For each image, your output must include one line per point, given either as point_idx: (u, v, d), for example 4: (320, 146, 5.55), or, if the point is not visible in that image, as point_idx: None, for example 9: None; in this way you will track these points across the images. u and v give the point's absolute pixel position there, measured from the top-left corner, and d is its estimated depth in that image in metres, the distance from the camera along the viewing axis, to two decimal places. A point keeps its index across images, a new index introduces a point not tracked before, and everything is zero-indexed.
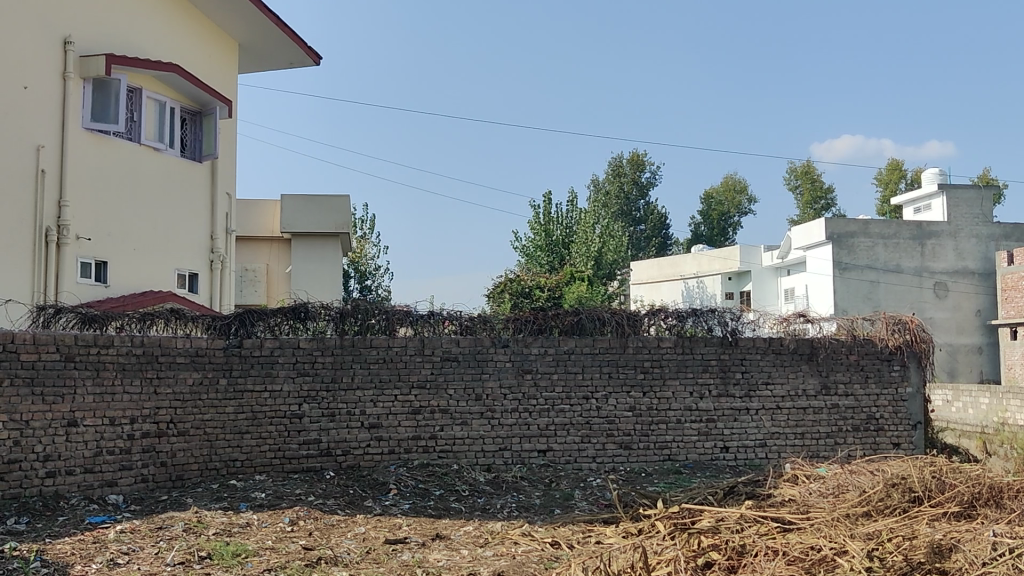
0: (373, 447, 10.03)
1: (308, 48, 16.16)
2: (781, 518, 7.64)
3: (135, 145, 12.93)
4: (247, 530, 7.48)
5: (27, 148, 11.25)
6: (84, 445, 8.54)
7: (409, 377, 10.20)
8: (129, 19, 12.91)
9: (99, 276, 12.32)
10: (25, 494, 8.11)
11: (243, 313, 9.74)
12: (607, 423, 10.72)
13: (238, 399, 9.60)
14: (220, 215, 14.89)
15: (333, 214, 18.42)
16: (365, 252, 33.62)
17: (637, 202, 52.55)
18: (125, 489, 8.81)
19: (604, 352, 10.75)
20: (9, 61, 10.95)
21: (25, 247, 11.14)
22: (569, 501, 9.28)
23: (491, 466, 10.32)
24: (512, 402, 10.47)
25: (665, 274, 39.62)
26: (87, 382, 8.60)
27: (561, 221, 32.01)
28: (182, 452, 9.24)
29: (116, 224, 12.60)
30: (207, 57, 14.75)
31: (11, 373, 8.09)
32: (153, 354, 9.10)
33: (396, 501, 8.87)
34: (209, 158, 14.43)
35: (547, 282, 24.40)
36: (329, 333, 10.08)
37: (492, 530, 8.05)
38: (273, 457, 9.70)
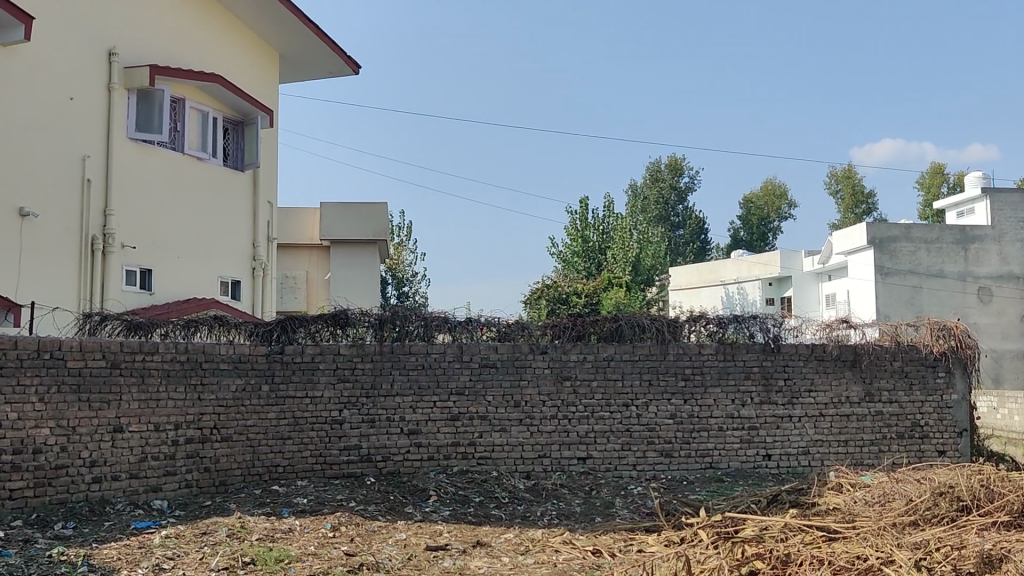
0: (413, 453, 10.05)
1: (348, 58, 16.24)
2: (826, 527, 7.54)
3: (178, 155, 13.10)
4: (290, 535, 7.53)
5: (73, 158, 11.43)
6: (129, 450, 8.66)
7: (448, 383, 10.22)
8: (171, 31, 13.09)
9: (144, 284, 12.47)
10: (72, 499, 8.23)
11: (285, 319, 9.81)
12: (648, 431, 10.64)
13: (281, 405, 9.67)
14: (262, 223, 15.02)
15: (372, 221, 18.55)
16: (403, 259, 33.78)
17: (676, 207, 52.33)
18: (169, 494, 8.90)
19: (644, 359, 10.69)
20: (56, 74, 11.18)
21: (71, 255, 11.31)
22: (610, 508, 9.24)
23: (530, 473, 10.30)
24: (551, 409, 10.44)
25: (704, 280, 39.43)
26: (133, 388, 8.72)
27: (598, 227, 32.01)
28: (226, 458, 9.31)
29: (160, 233, 12.75)
30: (248, 66, 14.90)
31: (59, 379, 8.23)
32: (198, 360, 9.20)
33: (436, 508, 8.89)
34: (251, 168, 14.56)
35: (585, 288, 24.36)
36: (369, 339, 10.13)
37: (532, 538, 8.03)
38: (315, 462, 9.75)
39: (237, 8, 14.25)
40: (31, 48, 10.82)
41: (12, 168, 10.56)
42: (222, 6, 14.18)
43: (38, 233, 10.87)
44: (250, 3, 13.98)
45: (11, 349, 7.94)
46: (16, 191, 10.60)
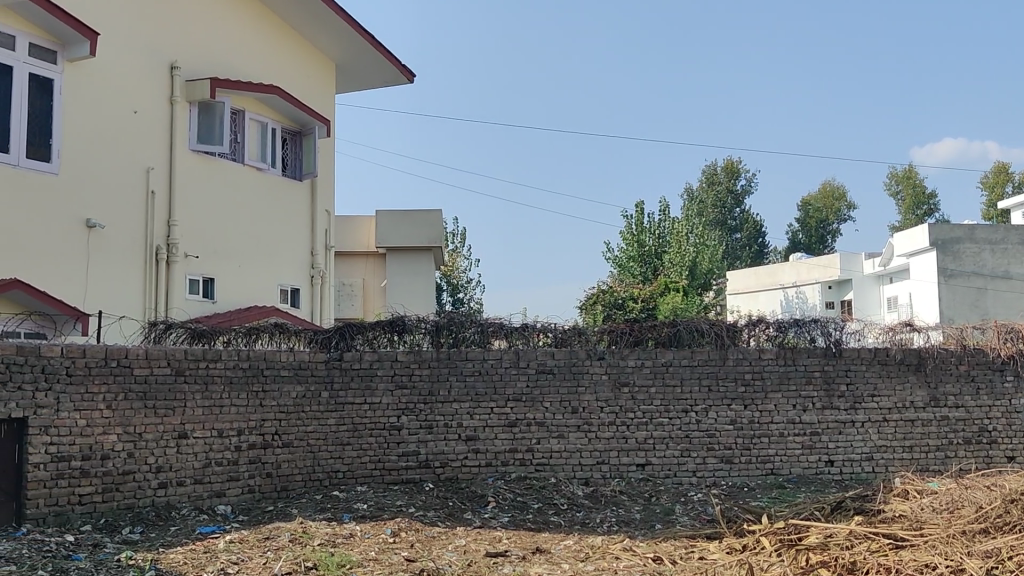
0: (470, 459, 10.08)
1: (403, 66, 16.36)
2: (893, 534, 7.38)
3: (238, 165, 13.33)
4: (351, 541, 7.59)
5: (138, 170, 11.69)
6: (193, 456, 8.81)
7: (505, 390, 10.22)
8: (230, 44, 13.34)
9: (206, 292, 12.68)
10: (139, 504, 8.39)
11: (343, 326, 9.91)
12: (708, 437, 10.53)
13: (340, 411, 9.79)
14: (320, 231, 15.19)
15: (427, 229, 18.65)
16: (458, 265, 33.85)
17: (733, 211, 51.78)
18: (233, 499, 9.05)
19: (704, 364, 10.58)
20: (120, 88, 11.45)
21: (136, 264, 11.55)
22: (671, 515, 9.17)
23: (589, 480, 10.26)
24: (610, 415, 10.39)
25: (762, 283, 38.90)
26: (197, 396, 8.89)
27: (653, 231, 31.75)
28: (287, 463, 9.45)
29: (222, 242, 12.97)
30: (305, 77, 15.11)
31: (126, 387, 8.39)
32: (259, 367, 9.36)
33: (496, 514, 8.91)
34: (309, 177, 14.74)
35: (641, 293, 24.24)
36: (425, 345, 10.19)
37: (592, 544, 8.00)
38: (374, 468, 9.85)
39: (293, 19, 14.46)
40: (97, 63, 11.12)
41: (79, 180, 10.84)
42: (279, 18, 14.40)
43: (104, 244, 11.14)
44: (305, 14, 14.17)
45: (79, 357, 8.10)
46: (84, 203, 10.88)
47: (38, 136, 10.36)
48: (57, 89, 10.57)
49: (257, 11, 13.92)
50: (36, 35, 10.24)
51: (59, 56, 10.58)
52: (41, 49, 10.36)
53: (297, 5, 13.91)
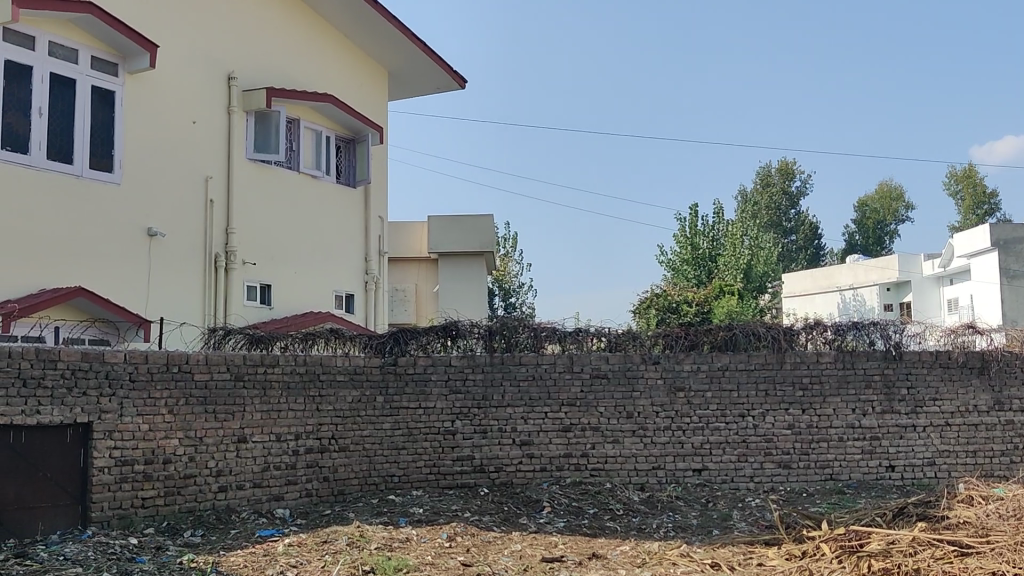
0: (525, 464, 10.08)
1: (454, 73, 16.44)
2: (958, 541, 7.24)
3: (294, 173, 13.50)
4: (407, 545, 7.63)
5: (196, 179, 11.90)
6: (253, 460, 8.94)
7: (559, 394, 10.21)
8: (285, 53, 13.53)
9: (263, 299, 12.85)
10: (200, 508, 8.53)
11: (397, 331, 10.00)
12: (765, 442, 10.40)
13: (395, 416, 9.88)
14: (374, 237, 15.29)
15: (479, 234, 18.71)
16: (509, 270, 33.85)
17: (788, 212, 51.14)
18: (291, 503, 9.17)
19: (760, 369, 10.46)
20: (179, 99, 11.68)
21: (195, 271, 11.75)
22: (728, 521, 9.07)
23: (645, 485, 10.19)
24: (665, 420, 10.31)
25: (819, 286, 38.29)
26: (255, 400, 9.02)
27: (708, 233, 31.37)
28: (344, 467, 9.56)
29: (279, 249, 13.15)
30: (358, 85, 15.26)
31: (187, 392, 8.54)
32: (316, 372, 9.48)
33: (551, 519, 8.90)
34: (363, 184, 14.87)
35: (695, 296, 24.05)
36: (479, 350, 10.21)
37: (649, 550, 7.94)
38: (429, 473, 9.91)
39: (346, 28, 14.63)
40: (157, 74, 11.36)
41: (140, 190, 11.07)
42: (332, 27, 14.58)
43: (165, 252, 11.36)
44: (357, 23, 14.33)
45: (142, 362, 8.26)
46: (145, 212, 11.11)
47: (101, 146, 10.60)
48: (118, 100, 10.81)
49: (311, 21, 14.10)
50: (98, 48, 10.50)
51: (120, 68, 10.83)
52: (103, 62, 10.62)
53: (350, 14, 14.07)
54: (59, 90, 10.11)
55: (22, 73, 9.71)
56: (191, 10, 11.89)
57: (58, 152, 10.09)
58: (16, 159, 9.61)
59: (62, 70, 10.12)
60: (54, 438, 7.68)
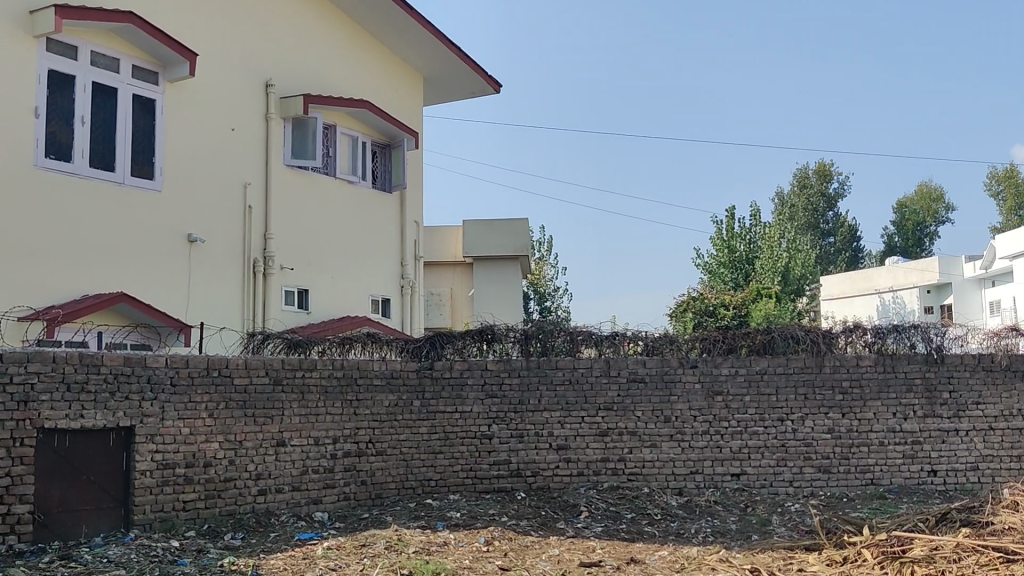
0: (562, 468, 10.07)
1: (489, 77, 16.47)
2: (1003, 547, 7.14)
3: (330, 179, 13.60)
4: (445, 549, 7.64)
5: (235, 186, 12.02)
6: (291, 464, 9.02)
7: (596, 399, 10.18)
8: (322, 59, 13.63)
9: (301, 303, 12.95)
10: (240, 511, 8.61)
11: (434, 335, 10.04)
12: (804, 446, 10.30)
13: (432, 420, 9.94)
14: (410, 242, 15.35)
15: (514, 238, 18.72)
16: (544, 273, 33.78)
17: (825, 215, 50.66)
18: (329, 506, 9.24)
19: (800, 372, 10.35)
20: (218, 106, 11.81)
21: (234, 277, 11.87)
22: (767, 526, 8.99)
23: (683, 490, 10.13)
24: (703, 424, 10.25)
25: (858, 288, 37.87)
26: (294, 404, 9.10)
27: (744, 236, 31.13)
28: (381, 471, 9.63)
29: (317, 254, 13.24)
30: (394, 91, 15.34)
31: (227, 396, 8.63)
32: (353, 376, 9.55)
33: (589, 524, 8.88)
34: (399, 189, 14.93)
35: (733, 300, 23.90)
36: (515, 354, 10.21)
37: (688, 555, 7.90)
38: (466, 477, 9.94)
39: (381, 34, 14.72)
40: (196, 83, 11.50)
41: (181, 197, 11.21)
42: (367, 33, 14.67)
43: (205, 258, 11.49)
44: (392, 28, 14.41)
45: (183, 367, 8.35)
46: (185, 218, 11.24)
47: (142, 154, 10.75)
48: (159, 109, 10.96)
49: (346, 26, 14.20)
50: (139, 57, 10.66)
51: (161, 77, 10.99)
52: (144, 71, 10.78)
53: (385, 20, 14.15)
54: (101, 98, 10.27)
55: (65, 82, 9.90)
56: (229, 18, 12.03)
57: (100, 159, 10.25)
58: (59, 167, 9.79)
59: (104, 79, 10.29)
60: (97, 442, 7.78)
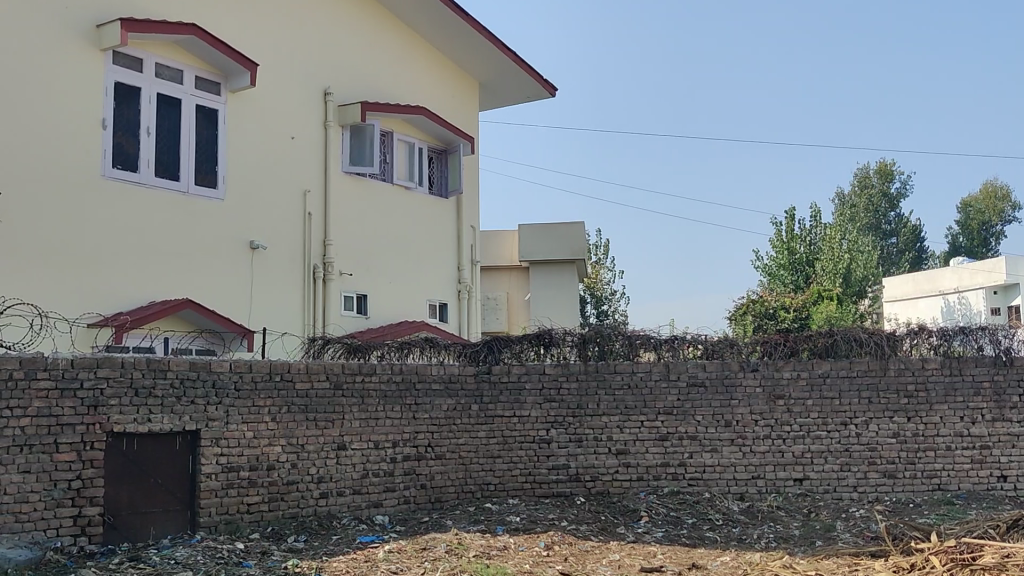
0: (621, 473, 10.02)
1: (544, 81, 16.47)
2: None
3: (387, 185, 13.72)
4: (505, 553, 7.66)
5: (295, 193, 12.19)
6: (352, 467, 9.12)
7: (656, 403, 10.12)
8: (378, 67, 13.77)
9: (360, 308, 13.08)
10: (302, 514, 8.73)
11: (491, 340, 10.07)
12: (869, 451, 10.12)
13: (490, 424, 9.96)
14: (467, 247, 15.40)
15: (570, 240, 18.69)
16: (601, 277, 33.66)
17: (887, 215, 49.72)
18: (390, 509, 9.33)
19: (863, 376, 10.18)
20: (278, 115, 12.00)
21: (295, 283, 12.03)
22: (832, 532, 8.85)
23: (744, 495, 10.02)
24: (765, 428, 10.13)
25: (922, 290, 37.08)
26: (354, 408, 9.20)
27: (805, 238, 30.72)
28: (440, 475, 9.69)
29: (375, 260, 13.36)
30: (450, 96, 15.42)
31: (289, 400, 8.76)
32: (412, 380, 9.62)
33: (650, 529, 8.83)
34: (455, 194, 14.99)
35: (793, 302, 23.58)
36: (573, 359, 10.19)
37: (750, 561, 7.81)
38: (525, 481, 9.95)
39: (436, 40, 14.82)
40: (256, 92, 11.69)
41: (243, 205, 11.40)
42: (422, 40, 14.77)
43: (266, 264, 11.66)
44: (447, 34, 14.48)
45: (246, 372, 8.49)
46: (247, 226, 11.43)
47: (205, 163, 10.96)
48: (222, 118, 11.16)
49: (401, 34, 14.32)
50: (201, 68, 10.87)
51: (223, 87, 11.20)
52: (206, 82, 10.99)
53: (440, 25, 14.24)
54: (165, 109, 10.50)
55: (130, 94, 10.15)
56: (287, 27, 12.21)
57: (165, 169, 10.48)
58: (125, 177, 10.04)
59: (168, 90, 10.52)
60: (164, 446, 7.95)
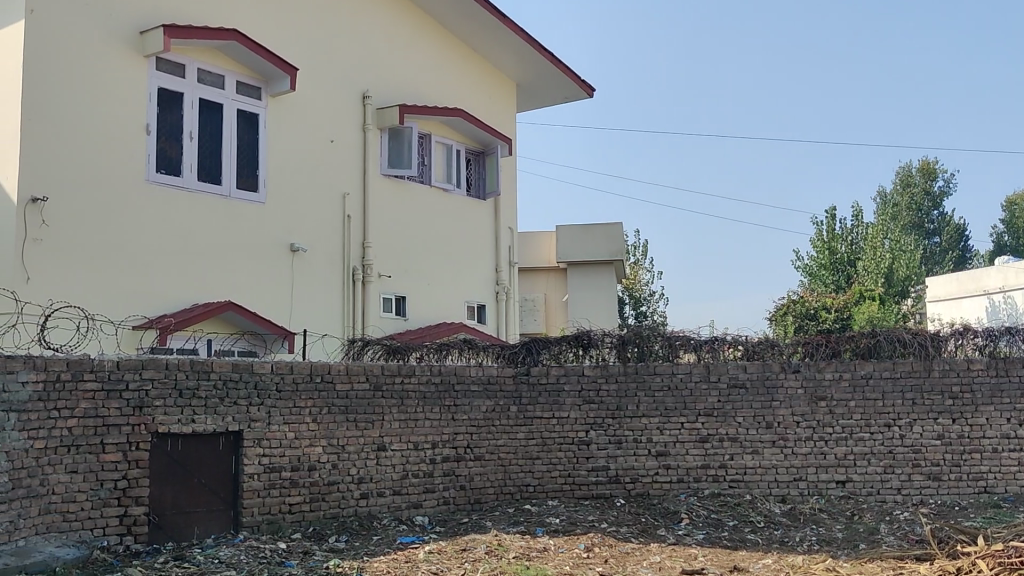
0: (662, 475, 9.97)
1: (582, 81, 16.44)
2: None
3: (425, 187, 13.78)
4: (545, 554, 7.65)
5: (334, 196, 12.28)
6: (392, 468, 9.17)
7: (696, 404, 10.07)
8: (416, 69, 13.82)
9: (399, 310, 13.14)
10: (343, 514, 8.79)
11: (529, 341, 10.08)
12: (913, 453, 9.99)
13: (529, 426, 9.97)
14: (505, 249, 15.40)
15: (608, 241, 18.66)
16: (640, 278, 33.51)
17: (931, 213, 49.00)
18: (429, 510, 9.37)
19: (906, 377, 10.04)
20: (317, 119, 12.10)
21: (335, 285, 12.12)
22: (875, 535, 8.74)
23: (786, 497, 9.92)
24: (807, 430, 10.03)
25: (967, 290, 36.49)
26: (393, 409, 9.25)
27: (846, 237, 30.41)
28: (479, 476, 9.71)
29: (413, 262, 13.42)
30: (487, 98, 15.45)
31: (329, 401, 8.83)
32: (450, 381, 9.65)
33: (690, 531, 8.79)
34: (493, 196, 15.02)
35: (834, 302, 23.32)
36: (612, 360, 10.16)
37: (793, 564, 7.73)
38: (564, 482, 9.94)
39: (474, 43, 14.85)
40: (296, 96, 11.80)
41: (283, 208, 11.51)
42: (460, 42, 14.81)
43: (306, 267, 11.76)
44: (485, 36, 14.51)
45: (287, 373, 8.57)
46: (287, 228, 11.54)
47: (246, 167, 11.09)
48: (262, 122, 11.28)
49: (439, 36, 14.37)
50: (242, 73, 11.00)
51: (263, 92, 11.31)
52: (247, 87, 11.12)
53: (478, 27, 14.27)
54: (208, 114, 10.63)
55: (173, 100, 10.30)
56: (326, 31, 12.32)
57: (208, 173, 10.61)
58: (169, 181, 10.18)
59: (210, 96, 10.65)
60: (208, 446, 8.05)
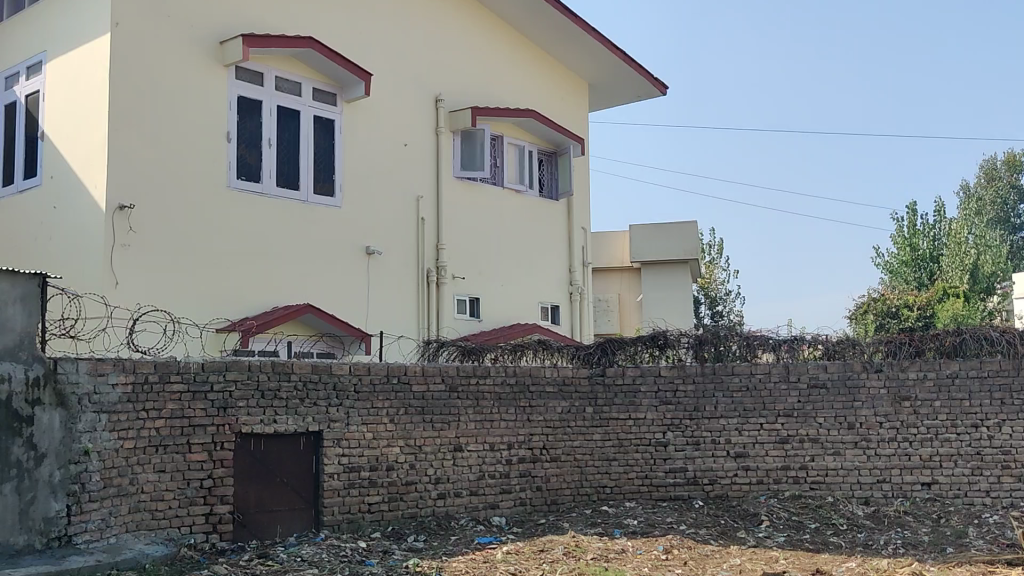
0: (740, 476, 9.86)
1: (655, 79, 16.32)
2: None
3: (498, 188, 13.84)
4: (623, 556, 7.63)
5: (408, 199, 12.40)
6: (468, 469, 9.23)
7: (775, 405, 9.92)
8: (487, 71, 13.89)
9: (473, 311, 13.22)
10: (421, 514, 8.88)
11: (604, 342, 10.06)
12: (1002, 454, 9.69)
13: (605, 426, 9.95)
14: (579, 249, 15.35)
15: (682, 240, 18.49)
16: (714, 278, 33.13)
17: (1016, 207, 47.48)
18: (506, 511, 9.41)
19: (994, 376, 9.74)
20: (391, 123, 12.24)
21: (409, 287, 12.25)
22: (963, 538, 8.51)
23: (869, 500, 9.72)
24: (891, 431, 9.80)
25: None
26: (469, 410, 9.32)
27: (927, 233, 29.67)
28: (556, 477, 9.73)
29: (487, 263, 13.49)
30: (559, 98, 15.44)
31: (406, 402, 8.93)
32: (525, 383, 9.68)
33: (770, 533, 8.68)
34: (566, 196, 15.00)
35: (917, 300, 22.76)
36: (689, 360, 10.07)
37: (877, 567, 7.57)
38: (642, 484, 9.89)
39: (544, 43, 14.85)
40: (370, 102, 11.95)
41: (359, 212, 11.66)
42: (531, 43, 14.83)
43: (382, 269, 11.91)
44: (556, 36, 14.50)
45: (365, 374, 8.69)
46: (364, 232, 11.70)
47: (323, 172, 11.28)
48: (338, 128, 11.45)
49: (509, 38, 14.41)
50: (318, 80, 11.19)
51: (339, 98, 11.49)
52: (323, 93, 11.31)
53: (549, 28, 14.26)
54: (285, 121, 10.84)
55: (252, 107, 10.53)
56: (398, 37, 12.45)
57: (286, 179, 10.83)
58: (249, 187, 10.41)
59: (288, 103, 10.86)
60: (289, 446, 8.21)
